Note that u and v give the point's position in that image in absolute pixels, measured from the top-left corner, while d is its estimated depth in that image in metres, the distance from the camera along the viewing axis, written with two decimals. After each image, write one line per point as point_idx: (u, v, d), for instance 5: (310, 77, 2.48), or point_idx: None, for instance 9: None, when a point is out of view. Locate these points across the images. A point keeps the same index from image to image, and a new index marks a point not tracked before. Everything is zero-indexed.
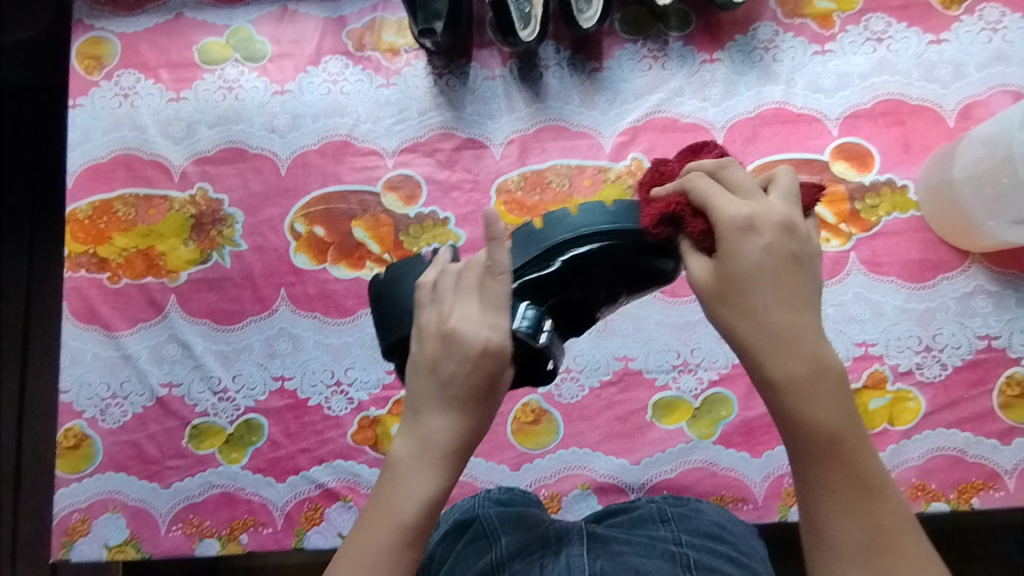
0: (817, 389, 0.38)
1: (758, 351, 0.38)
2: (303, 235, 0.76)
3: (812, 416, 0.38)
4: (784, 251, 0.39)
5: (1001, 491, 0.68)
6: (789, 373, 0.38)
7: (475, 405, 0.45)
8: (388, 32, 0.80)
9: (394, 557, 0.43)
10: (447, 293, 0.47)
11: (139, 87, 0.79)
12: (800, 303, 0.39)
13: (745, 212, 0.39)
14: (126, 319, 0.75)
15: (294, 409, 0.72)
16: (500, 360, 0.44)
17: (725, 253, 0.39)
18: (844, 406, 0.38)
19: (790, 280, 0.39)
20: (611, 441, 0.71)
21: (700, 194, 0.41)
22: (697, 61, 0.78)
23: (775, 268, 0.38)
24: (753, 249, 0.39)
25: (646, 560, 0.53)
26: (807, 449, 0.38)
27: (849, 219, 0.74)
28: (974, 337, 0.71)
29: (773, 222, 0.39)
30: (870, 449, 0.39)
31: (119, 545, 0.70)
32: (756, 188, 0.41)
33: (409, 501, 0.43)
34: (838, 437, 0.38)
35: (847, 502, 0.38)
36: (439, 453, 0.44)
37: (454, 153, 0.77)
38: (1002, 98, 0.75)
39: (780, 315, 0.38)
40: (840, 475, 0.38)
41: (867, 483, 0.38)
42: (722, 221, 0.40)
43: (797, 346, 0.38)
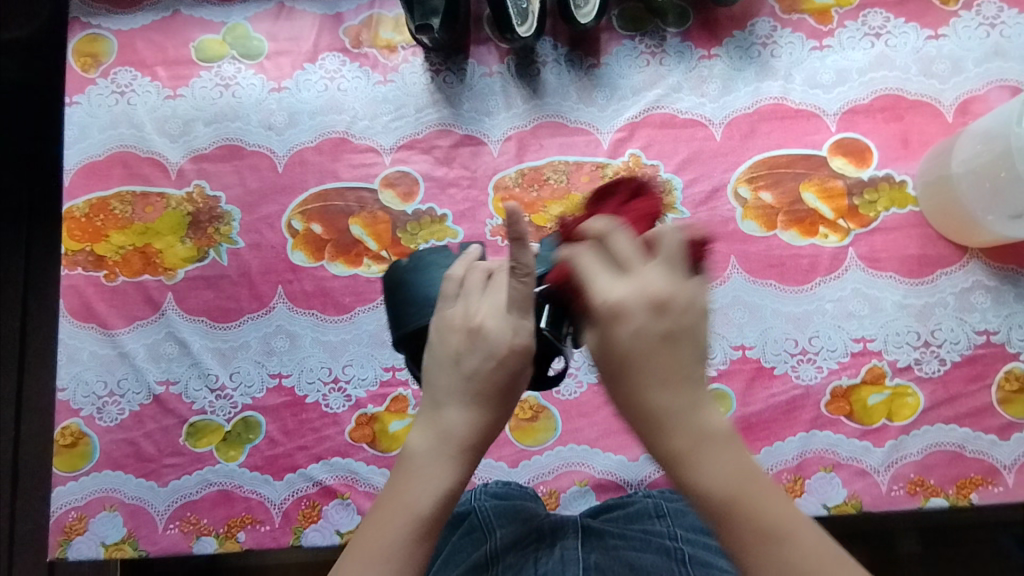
0: (700, 454, 0.38)
1: (642, 430, 0.40)
2: (300, 232, 0.76)
3: (703, 482, 0.38)
4: (656, 331, 0.39)
5: (999, 486, 0.68)
6: (675, 444, 0.39)
7: (494, 403, 0.45)
8: (385, 28, 0.80)
9: (411, 549, 0.41)
10: (475, 290, 0.48)
11: (136, 84, 0.79)
12: (676, 377, 0.39)
13: (618, 294, 0.39)
14: (123, 317, 0.75)
15: (292, 406, 0.72)
16: (523, 361, 0.46)
17: (604, 335, 0.40)
18: (738, 463, 0.38)
19: (663, 359, 0.39)
20: (609, 438, 0.71)
21: (579, 271, 0.41)
22: (695, 57, 0.78)
23: (648, 349, 0.39)
24: (623, 334, 0.39)
25: (641, 554, 0.53)
26: (707, 514, 0.38)
27: (848, 214, 0.74)
28: (973, 332, 0.71)
29: (642, 303, 0.39)
30: (782, 499, 0.38)
31: (116, 543, 0.70)
32: (635, 256, 0.41)
33: (427, 492, 0.43)
34: (734, 494, 0.37)
35: (761, 560, 0.36)
36: (459, 446, 0.44)
37: (451, 149, 0.77)
38: (1000, 93, 0.75)
39: (654, 390, 0.39)
40: (744, 533, 0.37)
41: (779, 533, 0.37)
42: (596, 302, 0.40)
43: (673, 419, 0.39)
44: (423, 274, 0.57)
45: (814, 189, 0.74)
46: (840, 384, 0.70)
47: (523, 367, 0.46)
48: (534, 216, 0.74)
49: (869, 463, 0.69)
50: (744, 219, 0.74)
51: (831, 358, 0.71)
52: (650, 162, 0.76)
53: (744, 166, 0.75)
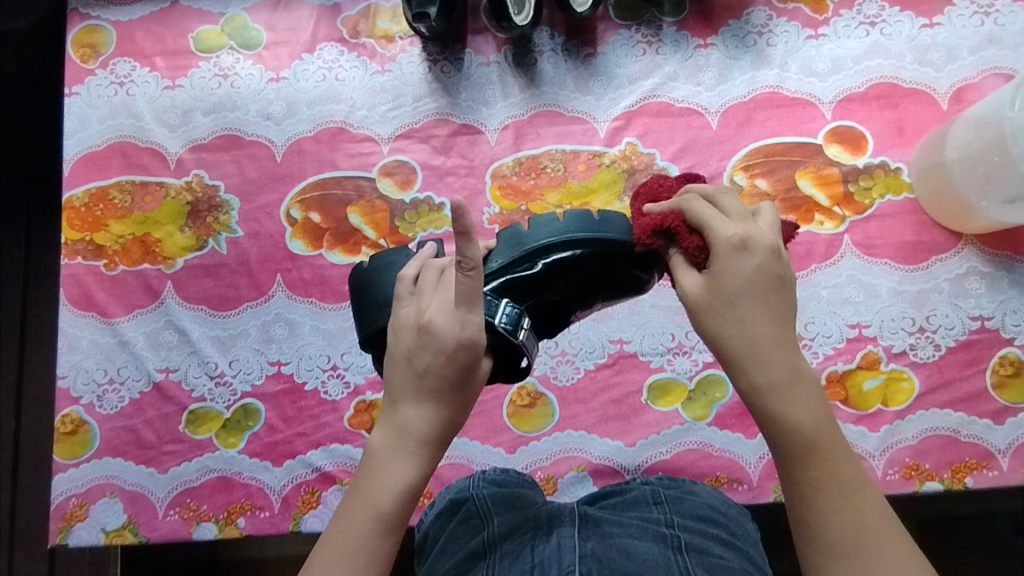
0: (796, 393, 0.42)
1: (738, 360, 0.42)
2: (299, 220, 0.76)
3: (796, 418, 0.41)
4: (773, 272, 0.43)
5: (994, 471, 0.68)
6: (770, 382, 0.42)
7: (449, 398, 0.46)
8: (383, 18, 0.80)
9: (374, 542, 0.44)
10: (426, 288, 0.49)
11: (135, 75, 0.79)
12: (781, 319, 0.42)
13: (742, 232, 0.43)
14: (123, 306, 0.75)
15: (291, 393, 0.72)
16: (471, 353, 0.45)
17: (723, 267, 0.43)
18: (822, 408, 0.42)
19: (776, 296, 0.42)
20: (606, 424, 0.72)
21: (695, 214, 0.44)
22: (691, 47, 0.78)
23: (762, 285, 0.42)
24: (747, 266, 0.42)
25: (637, 542, 0.53)
26: (791, 448, 0.41)
27: (843, 201, 0.74)
28: (968, 318, 0.71)
29: (766, 244, 0.43)
30: (848, 450, 0.42)
31: (116, 530, 0.70)
32: (749, 213, 0.45)
33: (387, 488, 0.45)
34: (817, 438, 0.41)
35: (831, 498, 0.41)
36: (416, 441, 0.46)
37: (449, 138, 0.77)
38: (994, 81, 0.75)
39: (763, 325, 0.42)
40: (821, 474, 0.41)
41: (848, 482, 0.41)
42: (718, 240, 0.43)
43: (777, 356, 0.42)
44: (382, 274, 0.57)
45: (810, 176, 0.75)
46: (836, 370, 0.71)
47: (473, 359, 0.45)
48: (532, 204, 0.75)
49: (865, 448, 0.69)
50: None
51: (827, 344, 0.71)
52: (647, 150, 0.76)
53: (740, 153, 0.75)
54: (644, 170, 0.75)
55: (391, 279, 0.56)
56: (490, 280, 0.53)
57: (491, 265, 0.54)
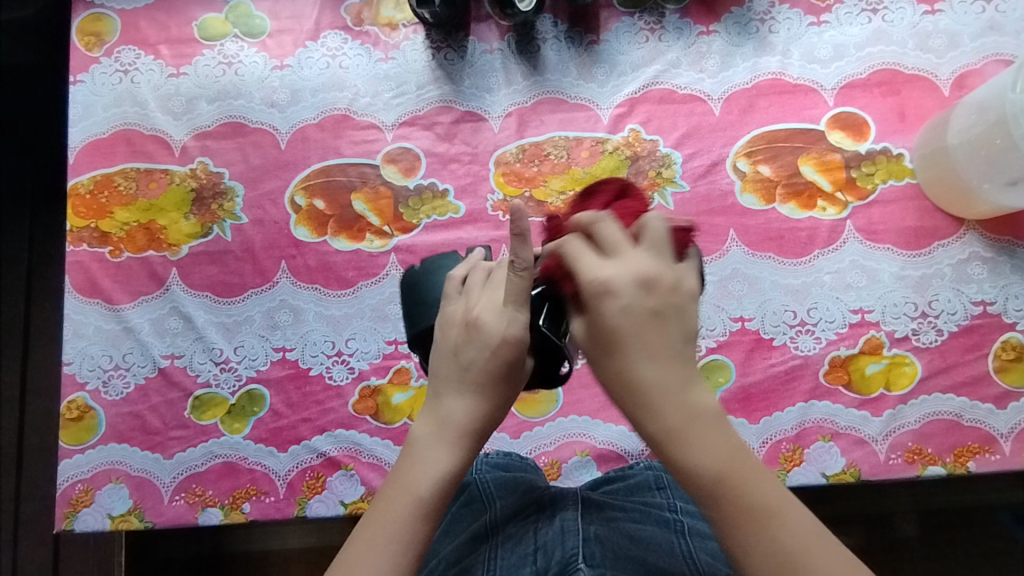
0: (690, 434, 0.39)
1: (630, 409, 0.40)
2: (303, 207, 0.76)
3: (693, 461, 0.39)
4: (644, 309, 0.40)
5: (996, 455, 0.68)
6: (662, 424, 0.40)
7: (492, 394, 0.46)
8: (386, 6, 0.80)
9: (411, 527, 0.43)
10: (475, 289, 0.50)
11: (139, 63, 0.80)
12: (666, 353, 0.40)
13: (605, 274, 0.40)
14: (128, 292, 0.75)
15: (296, 379, 0.73)
16: (516, 351, 0.46)
17: (594, 314, 0.40)
18: (726, 442, 0.40)
19: (652, 334, 0.40)
20: (610, 409, 0.72)
21: (567, 255, 0.42)
22: (694, 34, 0.79)
23: (636, 326, 0.40)
24: (612, 309, 0.40)
25: (640, 526, 0.53)
26: (699, 494, 0.39)
27: (846, 187, 0.74)
28: (970, 303, 0.71)
29: (630, 280, 0.40)
30: (758, 477, 0.39)
31: (123, 515, 0.71)
32: (623, 241, 0.42)
33: (429, 474, 0.44)
34: (722, 477, 0.39)
35: (749, 537, 0.38)
36: (456, 432, 0.46)
37: (453, 126, 0.77)
38: (995, 67, 0.76)
39: (646, 364, 0.40)
40: (733, 513, 0.38)
41: (764, 511, 0.38)
42: (585, 282, 0.41)
43: (665, 395, 0.40)
44: (432, 274, 0.60)
45: (812, 162, 0.75)
46: (839, 354, 0.71)
47: (518, 356, 0.46)
48: (535, 191, 0.75)
49: (867, 432, 0.69)
50: (743, 192, 0.75)
51: (829, 329, 0.72)
52: (649, 137, 0.76)
53: (742, 141, 0.76)
54: (646, 157, 0.76)
55: (440, 281, 0.59)
56: None
57: (533, 269, 0.51)
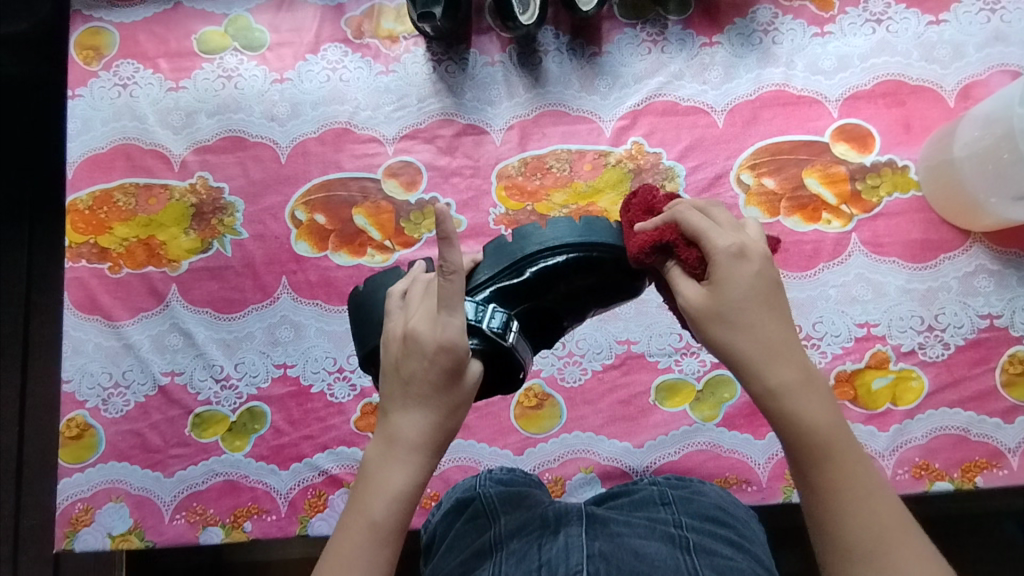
0: (806, 392, 0.43)
1: (751, 366, 0.43)
2: (304, 222, 0.76)
3: (809, 415, 0.42)
4: (771, 278, 0.44)
5: (1004, 470, 0.68)
6: (783, 379, 0.43)
7: (441, 403, 0.46)
8: (386, 19, 0.80)
9: (371, 553, 0.43)
10: (413, 300, 0.49)
11: (138, 77, 0.79)
12: (787, 320, 0.44)
13: (735, 241, 0.44)
14: (128, 309, 0.75)
15: (297, 396, 0.72)
16: (457, 355, 0.45)
17: (723, 278, 0.44)
18: (829, 408, 0.43)
19: (774, 302, 0.44)
20: (614, 424, 0.71)
21: (692, 226, 0.45)
22: (697, 45, 0.78)
23: (760, 293, 0.43)
24: (745, 274, 0.44)
25: (645, 542, 0.52)
26: (803, 448, 0.42)
27: (850, 200, 0.74)
28: (976, 316, 0.71)
29: (760, 250, 0.44)
30: (858, 445, 0.43)
31: (123, 534, 0.70)
32: (737, 223, 0.46)
33: (384, 496, 0.44)
34: (829, 433, 0.42)
35: (851, 500, 0.41)
36: (406, 447, 0.45)
37: (454, 139, 0.77)
38: (1001, 78, 0.75)
39: (774, 326, 0.43)
40: (836, 473, 0.42)
41: (867, 481, 0.42)
42: (715, 250, 0.44)
43: (786, 354, 0.43)
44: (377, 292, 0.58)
45: (816, 174, 0.74)
46: (844, 369, 0.70)
47: (459, 359, 0.45)
48: (537, 205, 0.75)
49: (874, 447, 0.69)
50: (747, 205, 0.74)
51: (835, 344, 0.71)
52: (652, 149, 0.76)
53: (745, 152, 0.75)
54: (650, 169, 0.75)
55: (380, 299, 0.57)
56: (478, 293, 0.53)
57: (478, 278, 0.54)
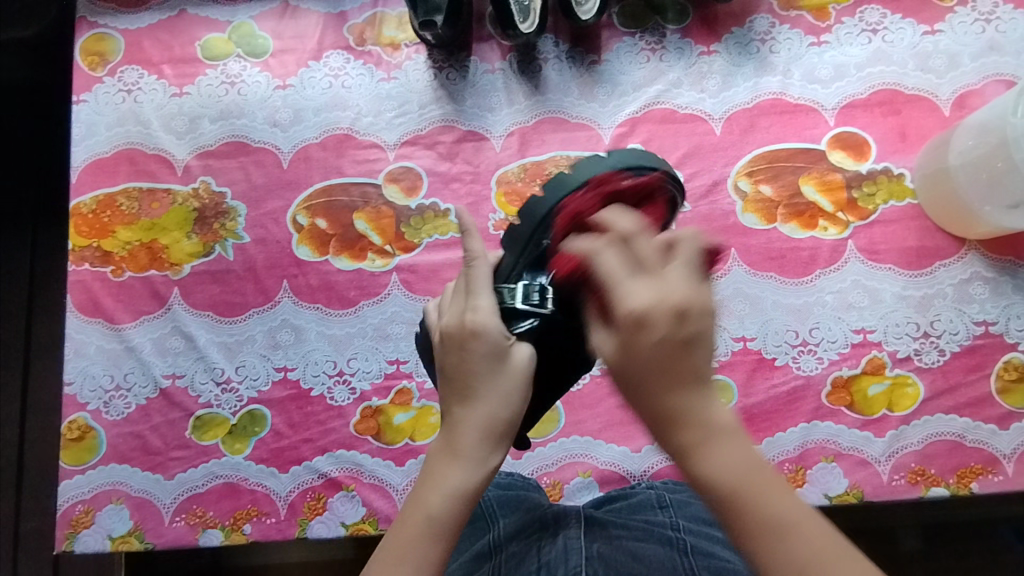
0: (710, 446, 0.39)
1: (654, 426, 0.40)
2: (305, 227, 0.76)
3: (711, 474, 0.39)
4: (677, 339, 0.39)
5: (999, 476, 0.68)
6: (685, 437, 0.39)
7: (488, 391, 0.45)
8: (388, 26, 0.81)
9: (431, 551, 0.42)
10: (448, 297, 0.51)
11: (142, 83, 0.80)
12: (690, 379, 0.39)
13: (644, 301, 0.39)
14: (130, 312, 0.75)
15: (297, 399, 0.73)
16: (490, 339, 0.45)
17: (625, 340, 0.39)
18: (745, 455, 0.39)
19: (686, 360, 0.39)
20: (613, 429, 0.72)
21: (602, 275, 0.40)
22: (695, 54, 0.79)
23: (670, 356, 0.38)
24: (649, 341, 0.39)
25: (643, 544, 0.53)
26: (713, 505, 0.39)
27: (847, 207, 0.74)
28: (972, 323, 0.71)
29: (666, 310, 0.38)
30: (777, 493, 0.38)
31: (123, 536, 0.71)
32: (658, 257, 0.40)
33: (438, 492, 0.43)
34: (736, 490, 0.38)
35: (766, 551, 0.37)
36: (461, 441, 0.44)
37: (454, 145, 0.78)
38: (996, 87, 0.76)
39: (673, 392, 0.39)
40: (749, 525, 0.37)
41: (783, 528, 0.37)
42: (620, 309, 0.39)
43: (677, 419, 0.39)
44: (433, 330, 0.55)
45: (813, 182, 0.75)
46: (841, 375, 0.71)
47: (494, 344, 0.45)
48: None
49: (870, 453, 0.69)
50: (744, 212, 0.75)
51: (831, 350, 0.72)
52: None
53: (742, 160, 0.76)
54: None
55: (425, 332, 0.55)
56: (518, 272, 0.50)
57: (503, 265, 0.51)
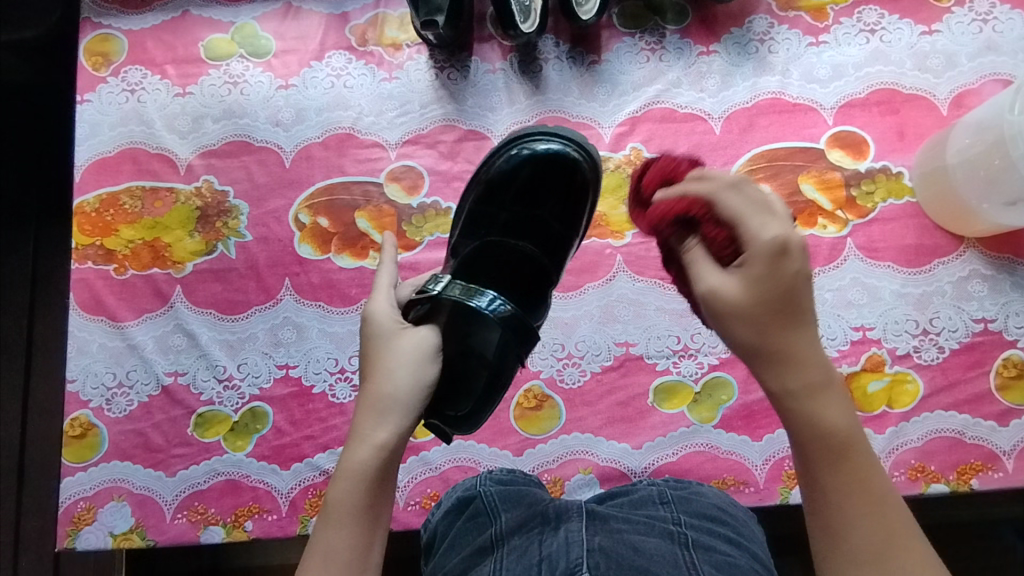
0: (825, 395, 0.41)
1: (761, 359, 0.41)
2: (307, 225, 0.77)
3: (827, 420, 0.40)
4: (801, 276, 0.41)
5: (999, 472, 0.68)
6: (798, 382, 0.40)
7: (375, 370, 0.48)
8: (390, 27, 0.82)
9: (327, 529, 0.44)
10: None
11: (146, 83, 0.81)
12: (807, 327, 0.41)
13: (772, 235, 0.41)
14: (132, 310, 0.76)
15: (298, 396, 0.73)
16: (377, 325, 0.51)
17: (759, 273, 0.41)
18: (848, 409, 0.41)
19: (805, 306, 0.41)
20: (613, 426, 0.72)
21: (726, 212, 0.42)
22: (694, 54, 0.80)
23: (799, 293, 0.41)
24: (782, 272, 0.40)
25: (645, 538, 0.53)
26: (816, 450, 0.40)
27: (846, 205, 0.75)
28: (971, 320, 0.72)
29: (798, 246, 0.41)
30: (875, 459, 0.41)
31: (124, 533, 0.71)
32: (766, 205, 0.42)
33: (336, 475, 0.46)
34: (841, 438, 0.40)
35: (858, 502, 0.40)
36: (355, 423, 0.47)
37: (456, 144, 0.78)
38: (993, 86, 0.77)
39: (799, 335, 0.41)
40: (844, 478, 0.40)
41: (874, 488, 0.40)
42: (756, 240, 0.41)
43: (791, 358, 0.41)
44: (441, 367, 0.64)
45: (812, 181, 0.76)
46: (840, 372, 0.71)
47: (382, 327, 0.51)
48: None
49: (870, 450, 0.70)
50: None
51: (831, 347, 0.72)
52: (651, 155, 0.77)
53: (742, 159, 0.77)
54: None
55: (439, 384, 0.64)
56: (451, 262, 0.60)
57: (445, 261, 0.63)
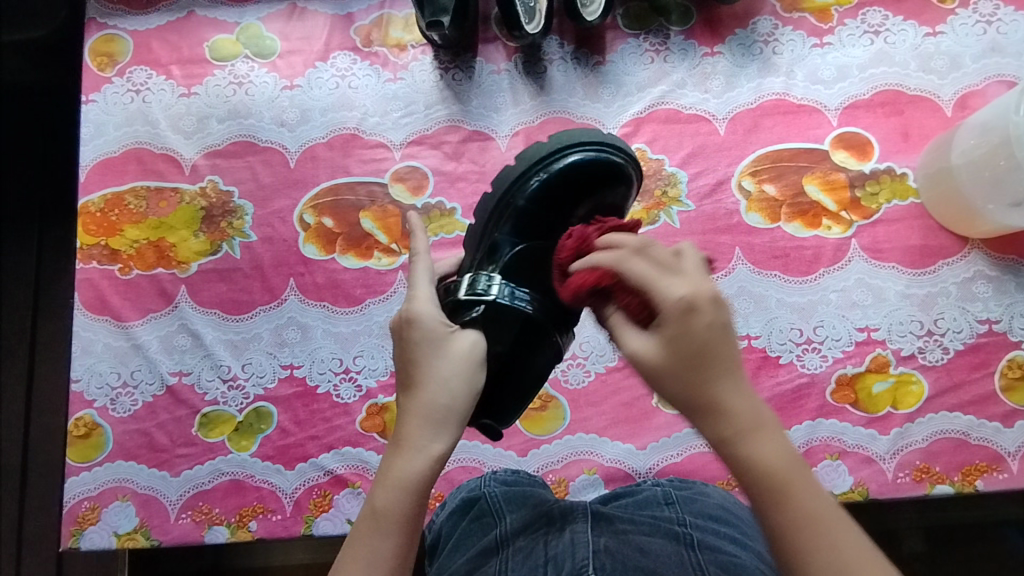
0: (757, 434, 0.39)
1: (692, 414, 0.40)
2: (312, 225, 0.77)
3: (763, 461, 0.38)
4: (719, 324, 0.40)
5: (1004, 473, 0.68)
6: (730, 427, 0.39)
7: (427, 377, 0.46)
8: (395, 28, 0.82)
9: (379, 541, 0.42)
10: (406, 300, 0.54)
11: (151, 83, 0.81)
12: (728, 368, 0.40)
13: (683, 292, 0.41)
14: (137, 310, 0.76)
15: (303, 396, 0.73)
16: (426, 325, 0.48)
17: (673, 331, 0.40)
18: (789, 446, 0.39)
19: (725, 348, 0.40)
20: (617, 427, 0.72)
21: (635, 277, 0.42)
22: (699, 55, 0.80)
23: (715, 340, 0.40)
24: (697, 325, 0.40)
25: (650, 539, 0.53)
26: (759, 495, 0.38)
27: (850, 206, 0.75)
28: (975, 322, 0.72)
29: (708, 298, 0.40)
30: (821, 490, 0.38)
31: (128, 533, 0.71)
32: (676, 261, 0.42)
33: (386, 484, 0.43)
34: (785, 476, 0.38)
35: (812, 541, 0.36)
36: (404, 430, 0.45)
37: (460, 145, 0.78)
38: (997, 88, 0.77)
39: (723, 379, 0.39)
40: (798, 517, 0.37)
41: (826, 518, 0.37)
42: (666, 302, 0.41)
43: (719, 404, 0.39)
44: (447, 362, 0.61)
45: (817, 182, 0.76)
46: (845, 373, 0.71)
47: (431, 329, 0.48)
48: None
49: (875, 450, 0.69)
50: (748, 211, 0.75)
51: (836, 348, 0.72)
52: (655, 156, 0.77)
53: (746, 159, 0.77)
54: (653, 175, 0.76)
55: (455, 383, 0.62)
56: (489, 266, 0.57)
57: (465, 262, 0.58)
